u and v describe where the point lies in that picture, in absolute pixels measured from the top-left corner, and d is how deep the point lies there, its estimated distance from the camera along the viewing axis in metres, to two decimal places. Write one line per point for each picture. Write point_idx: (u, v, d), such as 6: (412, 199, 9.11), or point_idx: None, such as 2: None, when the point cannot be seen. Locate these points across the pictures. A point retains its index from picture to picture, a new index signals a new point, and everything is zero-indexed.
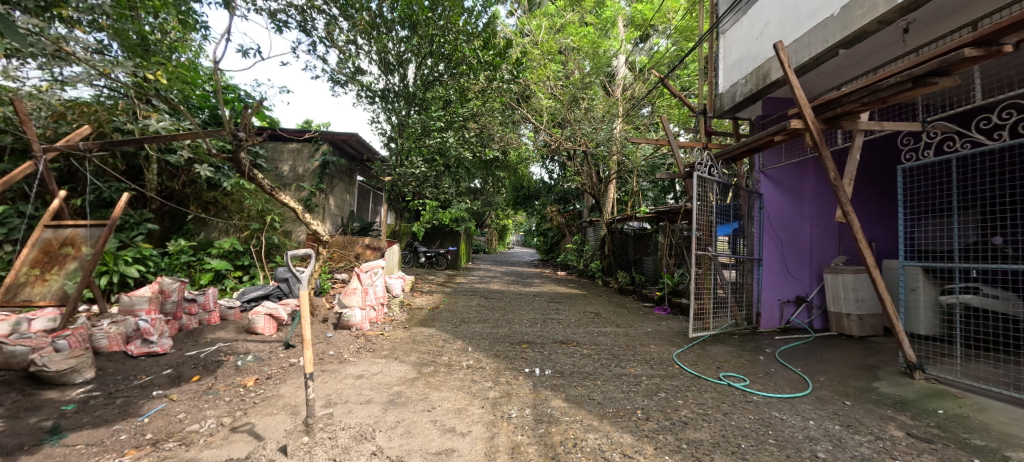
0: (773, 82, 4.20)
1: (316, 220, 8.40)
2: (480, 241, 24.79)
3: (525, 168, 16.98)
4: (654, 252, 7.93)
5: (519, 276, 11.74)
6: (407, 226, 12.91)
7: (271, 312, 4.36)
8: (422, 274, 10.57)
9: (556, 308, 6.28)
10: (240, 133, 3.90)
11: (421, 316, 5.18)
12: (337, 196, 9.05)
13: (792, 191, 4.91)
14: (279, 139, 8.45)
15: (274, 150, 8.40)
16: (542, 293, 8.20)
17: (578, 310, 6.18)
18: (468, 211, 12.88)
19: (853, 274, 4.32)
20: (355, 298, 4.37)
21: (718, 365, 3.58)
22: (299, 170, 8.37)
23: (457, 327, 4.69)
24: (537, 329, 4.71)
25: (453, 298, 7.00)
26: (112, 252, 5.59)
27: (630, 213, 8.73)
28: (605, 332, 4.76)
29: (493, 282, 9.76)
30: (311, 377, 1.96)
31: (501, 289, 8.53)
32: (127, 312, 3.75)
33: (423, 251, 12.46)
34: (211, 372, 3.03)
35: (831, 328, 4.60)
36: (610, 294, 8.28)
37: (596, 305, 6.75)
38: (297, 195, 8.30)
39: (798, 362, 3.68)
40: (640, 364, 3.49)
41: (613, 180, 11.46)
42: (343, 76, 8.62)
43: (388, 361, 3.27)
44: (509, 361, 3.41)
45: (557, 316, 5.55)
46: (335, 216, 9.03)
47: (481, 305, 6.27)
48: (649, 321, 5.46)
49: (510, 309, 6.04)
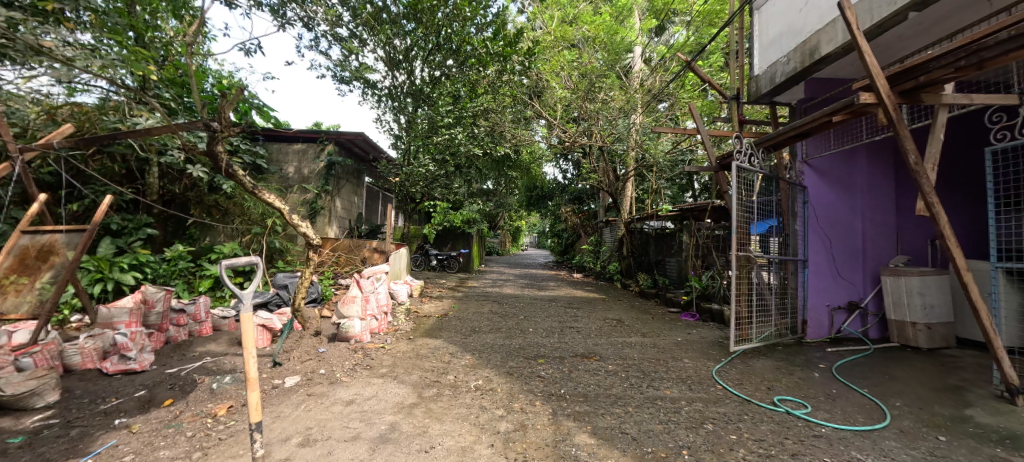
0: (823, 57, 3.68)
1: (322, 223, 8.11)
2: (493, 243, 24.45)
3: (539, 168, 16.52)
4: (678, 253, 7.38)
5: (533, 279, 11.28)
6: (418, 229, 12.59)
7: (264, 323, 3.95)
8: (433, 278, 10.19)
9: (574, 315, 5.81)
10: (215, 123, 3.53)
11: (427, 325, 4.77)
12: (344, 198, 8.74)
13: (840, 184, 4.37)
14: (284, 140, 8.19)
15: (279, 151, 8.13)
16: (559, 297, 7.72)
17: (598, 317, 5.70)
18: (479, 212, 12.49)
19: (918, 277, 3.74)
20: (354, 307, 3.99)
21: (768, 386, 3.07)
22: (304, 171, 8.08)
23: (466, 338, 4.26)
24: (555, 340, 4.25)
25: (464, 304, 6.58)
26: (107, 258, 5.34)
27: (651, 211, 8.20)
28: (631, 343, 4.27)
29: (506, 286, 9.34)
30: (258, 429, 1.56)
31: (515, 294, 8.09)
32: (106, 325, 3.43)
33: (434, 254, 12.13)
34: (185, 396, 2.66)
35: (892, 338, 4.03)
36: (632, 298, 7.76)
37: (618, 311, 6.25)
38: (303, 198, 8.02)
39: (863, 382, 3.14)
40: (676, 385, 3.00)
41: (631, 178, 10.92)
42: (348, 73, 8.30)
43: (385, 382, 2.86)
44: (525, 381, 2.97)
45: (576, 325, 5.08)
46: (342, 219, 8.72)
47: (494, 311, 5.84)
48: (678, 330, 4.94)
49: (525, 316, 5.59)
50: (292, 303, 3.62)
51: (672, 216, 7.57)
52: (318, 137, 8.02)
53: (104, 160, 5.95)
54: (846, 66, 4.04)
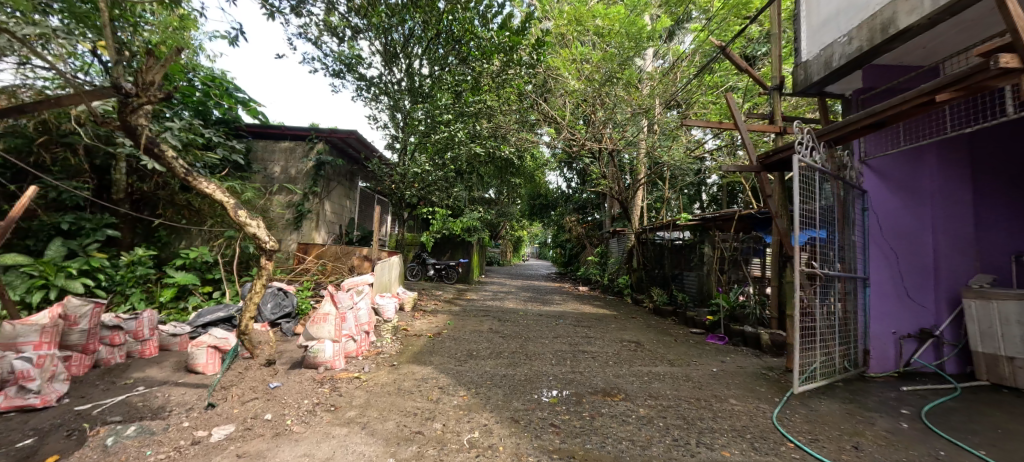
0: (899, 33, 3.06)
1: (309, 228, 7.39)
2: (494, 254, 23.80)
3: (542, 175, 15.90)
4: (699, 267, 6.65)
5: (537, 292, 10.57)
6: (415, 236, 11.90)
7: (218, 344, 3.26)
8: (428, 289, 9.48)
9: (586, 335, 5.09)
10: (127, 88, 3.20)
11: (416, 347, 4.06)
12: (335, 202, 8.07)
13: (904, 188, 3.70)
14: (270, 138, 7.57)
15: (264, 149, 7.50)
16: (566, 313, 7.00)
17: (613, 338, 4.98)
18: (480, 220, 11.82)
19: (1018, 300, 3.04)
20: (327, 327, 3.27)
21: (853, 443, 2.35)
22: (291, 171, 7.42)
23: (460, 365, 3.55)
24: (569, 370, 3.53)
25: (461, 320, 5.86)
26: (53, 262, 4.66)
27: (667, 220, 7.51)
28: (659, 374, 3.55)
29: (508, 299, 8.64)
30: None
31: (517, 309, 7.37)
32: (6, 346, 2.67)
33: (431, 263, 11.44)
34: (74, 453, 1.96)
35: (981, 376, 3.29)
36: (646, 316, 7.04)
37: (634, 331, 5.52)
38: (288, 199, 7.34)
39: (973, 440, 2.42)
40: (735, 441, 2.28)
41: (642, 186, 10.25)
42: (342, 65, 7.70)
43: (350, 435, 2.15)
44: (534, 434, 2.25)
45: (590, 349, 4.36)
46: (332, 223, 8.04)
47: (494, 329, 5.12)
48: (711, 358, 4.21)
49: (530, 336, 4.87)
50: (236, 323, 2.82)
51: (692, 226, 6.86)
52: (307, 134, 7.39)
53: (64, 152, 5.27)
54: (917, 48, 3.39)
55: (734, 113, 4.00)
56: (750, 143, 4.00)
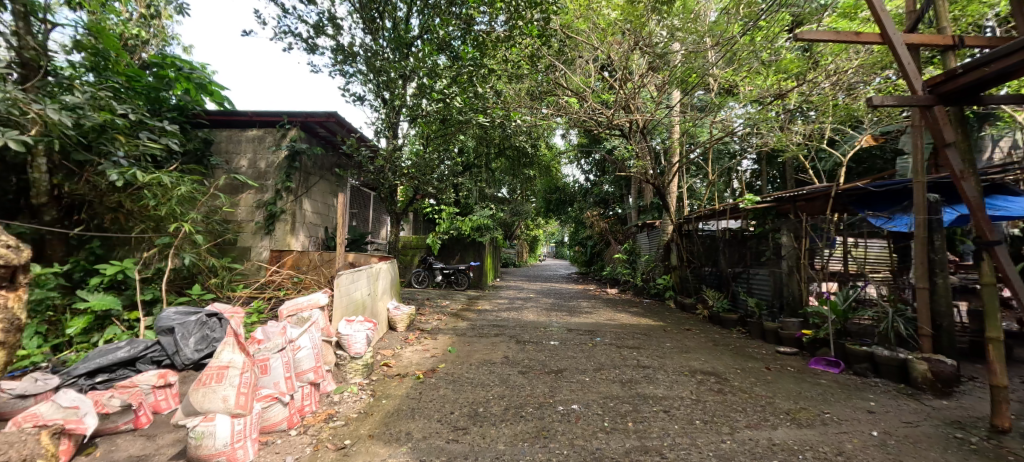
0: None
1: (283, 232, 6.08)
2: (509, 254, 22.51)
3: (558, 167, 14.49)
4: (774, 262, 5.11)
5: (559, 297, 9.16)
6: (419, 239, 10.60)
7: (64, 425, 2.04)
8: (433, 299, 8.15)
9: (641, 364, 3.63)
10: None
11: (393, 401, 2.69)
12: (317, 200, 6.80)
13: None
14: (237, 126, 6.35)
15: (229, 140, 6.29)
16: (602, 327, 5.54)
17: (682, 369, 3.50)
18: (491, 216, 10.46)
19: None
20: (220, 391, 1.91)
21: None
22: (261, 164, 6.17)
23: (456, 442, 2.14)
24: (644, 450, 2.07)
25: (468, 342, 4.48)
26: None
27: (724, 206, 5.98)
28: (794, 452, 2.09)
29: (526, 309, 7.22)
30: None
31: (538, 321, 5.98)
32: None
33: (439, 268, 10.12)
34: None
35: None
36: (705, 327, 5.54)
37: (704, 354, 4.03)
38: (258, 198, 6.07)
39: None
40: None
41: (677, 169, 8.74)
42: (317, 33, 6.41)
43: None
44: None
45: (656, 392, 2.91)
46: (315, 226, 6.76)
47: (510, 359, 3.72)
48: (847, 407, 2.72)
49: (561, 368, 3.46)
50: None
51: (760, 209, 5.32)
52: (279, 120, 6.11)
53: None
54: None
55: (883, 15, 2.52)
56: (912, 63, 2.52)
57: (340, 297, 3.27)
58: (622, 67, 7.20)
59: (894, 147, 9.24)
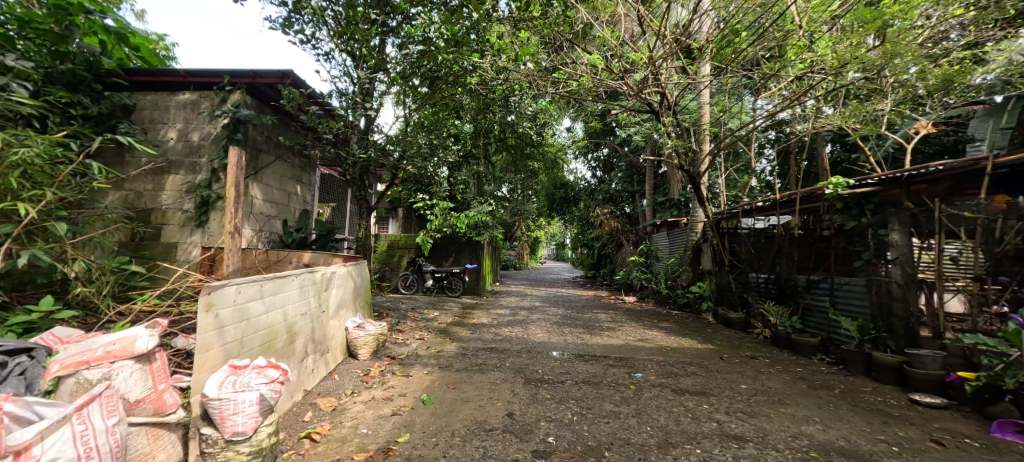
0: None
1: (218, 224, 4.66)
2: (509, 256, 21.24)
3: (564, 161, 13.15)
4: (879, 267, 3.72)
5: (570, 307, 7.77)
6: (407, 237, 9.21)
7: None
8: (419, 308, 6.73)
9: (733, 435, 2.21)
10: None
11: None
12: (273, 186, 5.40)
13: None
14: (167, 89, 4.98)
15: (155, 107, 4.91)
16: (638, 352, 4.16)
17: (805, 446, 2.11)
18: (490, 210, 9.09)
19: None
20: None
21: None
22: (193, 135, 4.78)
23: None
24: None
25: (455, 380, 3.08)
26: None
27: (788, 196, 4.62)
28: None
29: (533, 323, 5.84)
30: None
31: (550, 342, 4.61)
32: None
33: (429, 271, 8.72)
34: None
35: None
36: (776, 355, 4.14)
37: (813, 411, 2.64)
38: (190, 180, 4.70)
39: None
40: None
41: (710, 156, 7.40)
42: None
43: None
44: None
45: None
46: (269, 219, 5.36)
47: (517, 424, 2.32)
48: None
49: (603, 447, 2.05)
50: None
51: (855, 198, 3.92)
52: (219, 80, 4.72)
53: None
54: None
55: None
56: None
57: (233, 312, 1.90)
58: (653, 26, 5.85)
59: (962, 134, 7.90)
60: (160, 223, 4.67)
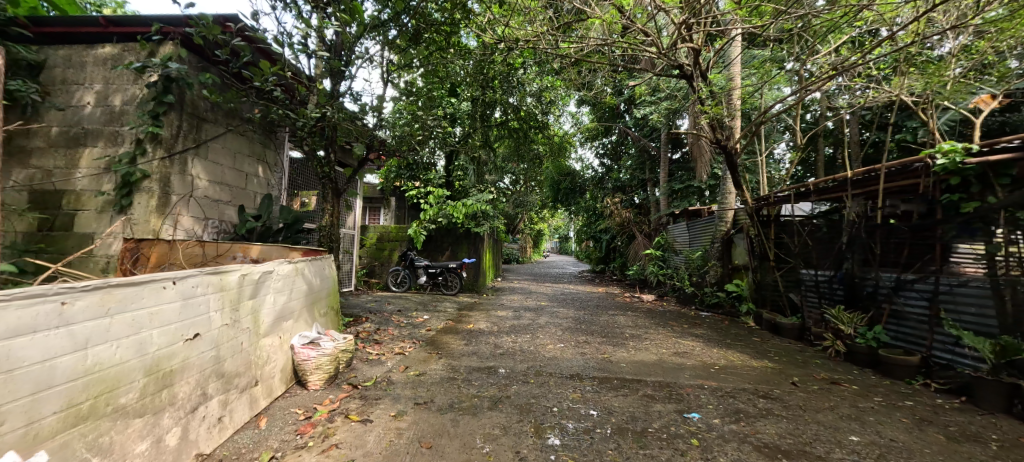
0: None
1: (145, 210, 3.69)
2: (511, 249, 20.26)
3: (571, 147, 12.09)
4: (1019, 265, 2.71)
5: (581, 307, 6.80)
6: (398, 229, 8.24)
7: None
8: (406, 310, 5.77)
9: None
10: None
11: None
12: (223, 164, 4.42)
13: None
14: (84, 43, 3.96)
15: (68, 64, 3.91)
16: (680, 374, 3.17)
17: None
18: (490, 199, 8.08)
19: None
20: None
21: None
22: (114, 98, 3.79)
23: None
24: None
25: (433, 430, 2.11)
26: None
27: (870, 172, 3.59)
28: None
29: (541, 329, 4.87)
30: None
31: (562, 358, 3.63)
32: None
33: (422, 266, 7.76)
34: None
35: None
36: (863, 378, 3.15)
37: None
38: (109, 155, 3.71)
39: None
40: None
41: (745, 134, 6.35)
42: None
43: None
44: None
45: None
46: (218, 205, 4.39)
47: None
48: None
49: None
50: None
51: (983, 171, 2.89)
52: (149, 29, 3.72)
53: None
54: None
55: None
56: None
57: None
58: None
59: None
60: (72, 209, 3.68)
